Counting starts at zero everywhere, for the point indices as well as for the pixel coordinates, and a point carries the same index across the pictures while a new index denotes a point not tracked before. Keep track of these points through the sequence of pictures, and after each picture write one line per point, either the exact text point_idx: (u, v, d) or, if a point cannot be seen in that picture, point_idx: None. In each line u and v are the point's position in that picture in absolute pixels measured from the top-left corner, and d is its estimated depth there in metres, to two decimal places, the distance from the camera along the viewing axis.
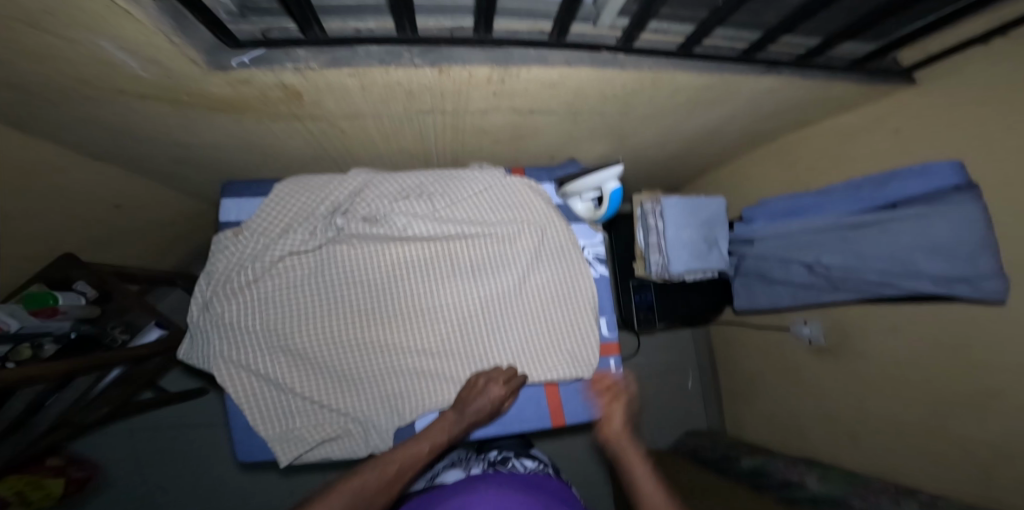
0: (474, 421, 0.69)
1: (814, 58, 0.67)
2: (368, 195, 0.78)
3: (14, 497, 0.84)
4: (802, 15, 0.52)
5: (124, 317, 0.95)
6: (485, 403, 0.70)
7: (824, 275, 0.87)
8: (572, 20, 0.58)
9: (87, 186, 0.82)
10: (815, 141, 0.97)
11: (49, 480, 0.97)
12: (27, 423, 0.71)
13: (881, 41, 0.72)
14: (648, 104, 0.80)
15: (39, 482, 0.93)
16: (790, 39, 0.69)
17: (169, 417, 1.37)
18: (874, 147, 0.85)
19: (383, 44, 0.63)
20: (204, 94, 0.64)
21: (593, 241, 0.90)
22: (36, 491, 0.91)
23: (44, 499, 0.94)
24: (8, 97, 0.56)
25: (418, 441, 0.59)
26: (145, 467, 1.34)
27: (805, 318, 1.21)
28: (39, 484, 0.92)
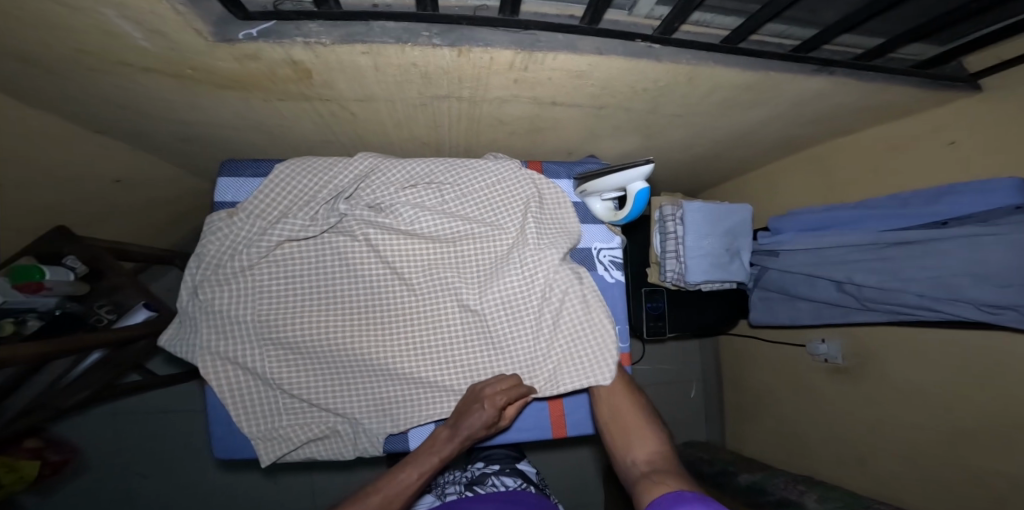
0: (470, 436, 0.63)
1: (872, 61, 0.62)
2: (374, 181, 0.72)
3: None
4: (872, 12, 0.47)
5: (114, 297, 0.88)
6: (483, 416, 0.64)
7: (855, 295, 0.83)
8: (608, 5, 0.52)
9: (86, 162, 0.78)
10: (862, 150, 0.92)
11: (24, 461, 0.93)
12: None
13: (945, 45, 0.68)
14: (680, 102, 0.75)
15: (13, 463, 0.89)
16: (850, 38, 0.63)
17: (156, 400, 1.33)
18: (927, 158, 0.80)
19: (400, 21, 0.58)
20: (208, 69, 0.60)
21: (609, 245, 0.85)
22: (9, 474, 0.88)
23: (18, 481, 0.90)
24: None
25: (401, 471, 0.58)
26: (134, 449, 1.31)
27: (823, 336, 1.16)
28: (13, 468, 0.89)
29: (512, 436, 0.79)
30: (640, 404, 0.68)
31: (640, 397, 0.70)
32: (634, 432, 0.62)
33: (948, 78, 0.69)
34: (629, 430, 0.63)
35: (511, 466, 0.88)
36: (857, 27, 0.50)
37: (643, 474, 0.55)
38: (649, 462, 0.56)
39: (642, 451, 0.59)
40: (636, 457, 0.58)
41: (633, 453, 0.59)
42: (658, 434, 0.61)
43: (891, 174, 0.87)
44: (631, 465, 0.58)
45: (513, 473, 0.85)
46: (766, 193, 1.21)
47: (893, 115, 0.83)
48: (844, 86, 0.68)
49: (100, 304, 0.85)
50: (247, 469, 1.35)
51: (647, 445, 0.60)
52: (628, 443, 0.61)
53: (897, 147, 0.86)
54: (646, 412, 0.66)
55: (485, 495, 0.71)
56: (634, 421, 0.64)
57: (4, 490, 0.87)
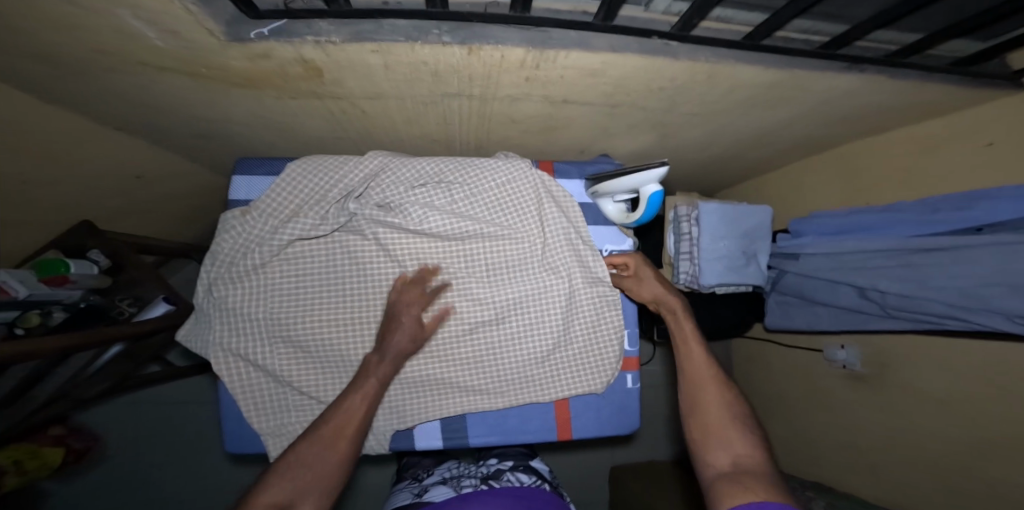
0: (401, 350, 0.65)
1: (907, 58, 0.59)
2: (384, 180, 0.72)
3: (10, 466, 0.86)
4: (908, 9, 0.44)
5: (135, 291, 0.91)
6: (407, 330, 0.67)
7: (878, 302, 0.79)
8: (624, 1, 0.50)
9: (111, 161, 0.80)
10: (891, 150, 0.88)
11: (48, 449, 0.99)
12: (22, 395, 0.69)
13: (991, 40, 0.63)
14: (697, 101, 0.72)
15: (37, 451, 0.95)
16: (883, 34, 0.60)
17: (171, 393, 1.39)
18: (962, 159, 0.76)
19: (410, 19, 0.58)
20: (224, 67, 0.61)
21: (621, 247, 0.82)
22: (34, 461, 0.93)
23: (42, 468, 0.97)
24: (28, 66, 0.54)
25: (351, 402, 0.58)
26: (153, 438, 1.37)
27: (841, 342, 1.13)
28: (37, 453, 0.95)
29: (519, 438, 0.78)
30: (728, 399, 0.66)
31: (728, 387, 0.68)
32: (719, 432, 0.62)
33: (991, 75, 0.65)
34: (711, 428, 0.63)
35: (524, 464, 0.93)
36: (890, 25, 0.47)
37: (723, 479, 0.56)
38: (731, 469, 0.57)
39: (725, 452, 0.60)
40: (715, 460, 0.60)
41: (714, 454, 0.61)
42: (747, 437, 0.61)
43: (922, 177, 0.83)
44: (709, 467, 0.60)
45: (527, 470, 0.90)
46: (786, 194, 1.17)
47: (925, 115, 0.79)
48: (875, 85, 0.65)
49: (122, 297, 0.88)
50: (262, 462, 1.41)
51: (733, 447, 0.60)
52: (709, 442, 0.62)
53: (930, 146, 0.81)
54: (734, 409, 0.65)
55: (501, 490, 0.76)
56: (717, 414, 0.64)
57: (31, 475, 0.93)
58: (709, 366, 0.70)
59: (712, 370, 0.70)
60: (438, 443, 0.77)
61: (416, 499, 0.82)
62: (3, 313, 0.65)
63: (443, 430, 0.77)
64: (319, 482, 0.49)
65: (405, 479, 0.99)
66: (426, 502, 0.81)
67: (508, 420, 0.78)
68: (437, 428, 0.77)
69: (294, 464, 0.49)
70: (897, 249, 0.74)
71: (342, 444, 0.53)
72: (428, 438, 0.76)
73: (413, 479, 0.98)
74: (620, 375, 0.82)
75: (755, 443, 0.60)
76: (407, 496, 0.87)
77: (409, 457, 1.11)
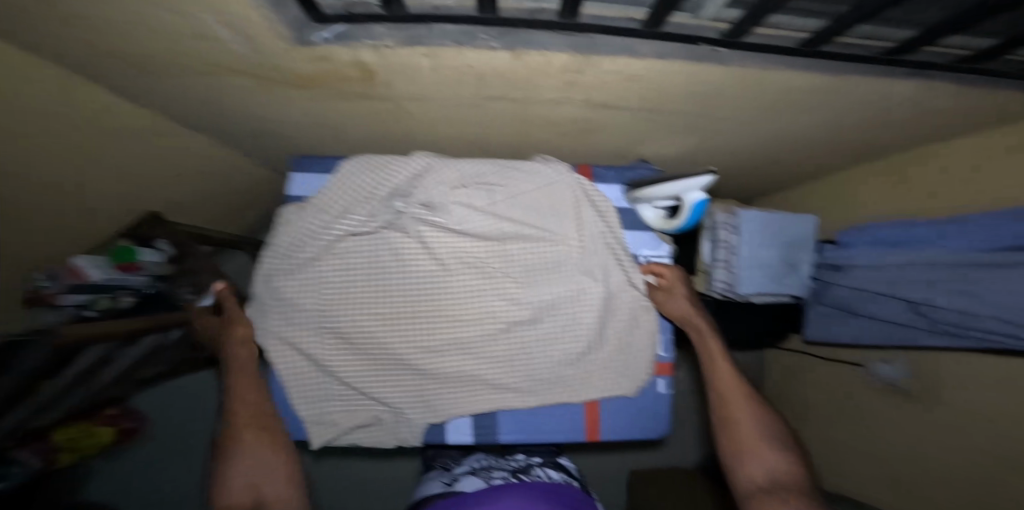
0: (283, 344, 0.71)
1: (975, 64, 0.55)
2: (428, 180, 0.75)
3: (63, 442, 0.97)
4: (983, 14, 0.42)
5: (196, 278, 0.99)
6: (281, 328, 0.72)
7: (930, 318, 0.75)
8: (673, 9, 0.51)
9: (179, 156, 0.88)
10: (949, 158, 0.84)
11: (102, 427, 1.12)
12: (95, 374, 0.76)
13: None
14: (741, 107, 0.72)
15: (91, 428, 1.07)
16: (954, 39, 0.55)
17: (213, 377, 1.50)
18: None
19: (460, 24, 0.60)
20: (289, 70, 0.65)
21: (658, 252, 0.82)
22: (88, 439, 1.06)
23: (95, 446, 1.09)
24: (124, 70, 0.60)
25: (242, 415, 0.66)
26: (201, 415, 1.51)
27: (884, 356, 1.05)
28: (90, 432, 1.07)
29: (547, 437, 0.79)
30: (760, 413, 0.69)
31: (759, 401, 0.71)
32: (752, 446, 0.66)
33: None
34: (744, 443, 0.67)
35: (552, 461, 0.96)
36: (964, 29, 0.45)
37: (760, 493, 0.61)
38: (768, 482, 0.62)
39: (760, 465, 0.64)
40: (749, 473, 0.64)
41: (748, 467, 0.65)
42: (781, 450, 0.65)
43: (984, 186, 0.78)
44: (744, 480, 0.64)
45: (556, 467, 0.92)
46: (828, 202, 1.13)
47: (990, 122, 0.74)
48: (939, 90, 0.62)
49: (183, 285, 0.96)
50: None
51: (768, 460, 0.64)
52: (743, 455, 0.66)
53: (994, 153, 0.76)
54: (766, 423, 0.68)
55: (532, 484, 0.78)
56: (749, 427, 0.68)
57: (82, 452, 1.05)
58: (739, 381, 0.72)
59: (742, 385, 0.72)
60: (468, 438, 0.79)
61: (448, 487, 0.84)
62: (77, 295, 0.74)
63: (474, 426, 0.79)
64: (256, 477, 0.62)
65: (435, 468, 1.02)
66: (458, 491, 0.83)
67: (538, 420, 0.80)
68: (468, 424, 0.79)
69: (242, 476, 0.62)
70: (952, 264, 0.72)
71: (270, 448, 0.65)
72: (458, 433, 0.78)
73: (444, 467, 1.00)
74: (652, 379, 0.82)
75: (788, 456, 0.65)
76: (437, 484, 0.91)
77: (437, 447, 1.14)
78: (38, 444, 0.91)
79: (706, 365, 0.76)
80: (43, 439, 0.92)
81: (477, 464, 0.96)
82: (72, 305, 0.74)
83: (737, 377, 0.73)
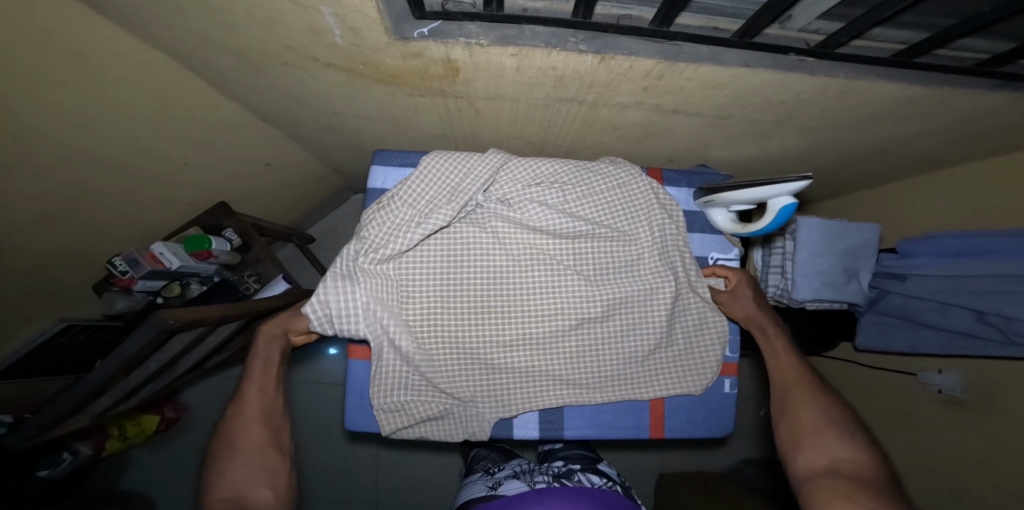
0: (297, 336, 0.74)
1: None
2: (504, 178, 0.77)
3: (115, 431, 1.07)
4: None
5: (258, 268, 1.01)
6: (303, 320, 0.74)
7: (1000, 328, 0.80)
8: (771, 21, 0.52)
9: (244, 147, 0.87)
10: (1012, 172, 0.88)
11: (148, 416, 1.19)
12: (176, 363, 0.81)
13: None
14: (818, 114, 0.74)
15: (138, 420, 1.16)
16: None
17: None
18: None
19: (551, 25, 0.59)
20: (378, 66, 0.65)
21: (726, 255, 0.84)
22: (134, 426, 1.13)
23: (139, 434, 1.15)
24: (232, 61, 0.61)
25: (248, 417, 0.65)
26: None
27: (938, 367, 1.12)
28: (135, 421, 1.14)
29: (611, 433, 0.79)
30: (822, 403, 0.66)
31: (823, 391, 0.67)
32: (811, 436, 0.63)
33: None
34: (803, 433, 0.64)
35: (593, 467, 0.91)
36: None
37: (818, 479, 0.59)
38: (827, 470, 0.59)
39: (820, 455, 0.61)
40: (808, 461, 0.62)
41: (806, 456, 0.62)
42: (846, 439, 0.61)
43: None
44: (802, 467, 0.62)
45: (598, 472, 0.87)
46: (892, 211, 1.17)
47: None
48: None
49: (248, 274, 0.99)
50: (365, 441, 1.60)
51: (829, 451, 0.61)
52: (802, 445, 0.63)
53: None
54: (831, 413, 0.65)
55: (575, 488, 0.73)
56: (809, 418, 0.65)
57: (129, 440, 1.12)
58: (801, 374, 0.70)
59: (803, 376, 0.70)
60: (534, 433, 0.79)
61: (490, 491, 0.80)
62: (154, 281, 0.80)
63: (541, 421, 0.79)
64: (250, 488, 0.59)
65: (476, 471, 0.99)
66: (500, 496, 0.79)
67: (604, 416, 0.80)
68: (535, 419, 0.79)
69: (232, 477, 0.59)
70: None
71: (269, 455, 0.63)
72: (526, 427, 0.79)
73: (485, 471, 0.97)
74: (718, 379, 0.83)
75: (851, 447, 0.61)
76: (477, 487, 0.86)
77: (477, 449, 1.12)
78: (92, 434, 1.02)
79: (767, 358, 0.75)
80: (98, 430, 1.03)
81: (513, 468, 0.91)
82: (147, 290, 0.80)
83: (798, 370, 0.71)
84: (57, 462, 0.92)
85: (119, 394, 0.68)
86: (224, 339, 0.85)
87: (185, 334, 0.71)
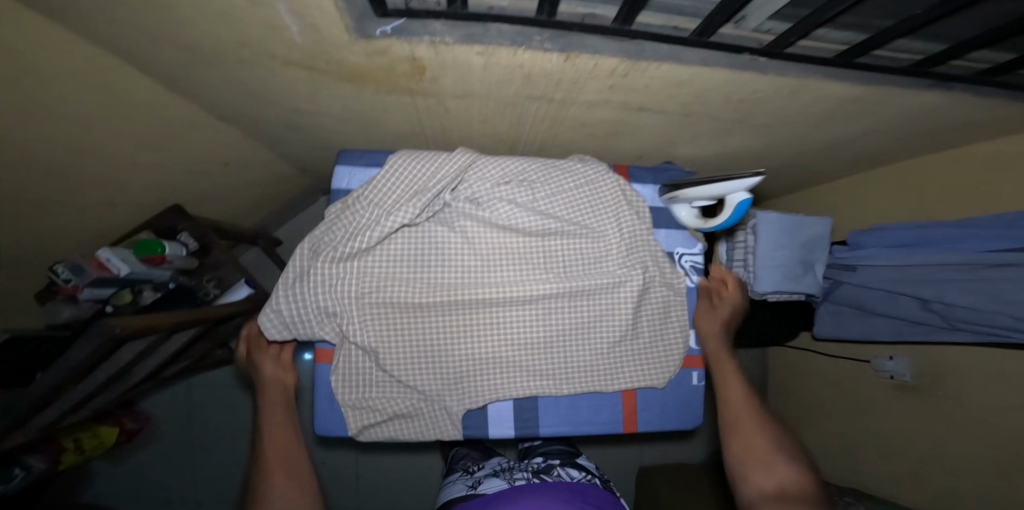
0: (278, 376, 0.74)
1: (998, 75, 0.61)
2: (473, 176, 0.76)
3: (70, 443, 0.99)
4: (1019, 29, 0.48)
5: (218, 273, 0.99)
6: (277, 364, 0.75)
7: (942, 314, 0.85)
8: (726, 19, 0.52)
9: (202, 147, 0.83)
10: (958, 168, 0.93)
11: (105, 429, 1.14)
12: (129, 372, 0.78)
13: None
14: (774, 113, 0.77)
15: (95, 432, 1.10)
16: (977, 54, 0.63)
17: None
18: None
19: (516, 24, 0.59)
20: (341, 64, 0.63)
21: (691, 250, 0.86)
22: (92, 440, 1.07)
23: (98, 447, 1.09)
24: (182, 58, 0.58)
25: (266, 457, 0.65)
26: (209, 414, 1.56)
27: (890, 354, 1.20)
28: (93, 434, 1.08)
29: (587, 429, 0.80)
30: (769, 426, 0.67)
31: (768, 416, 0.69)
32: (762, 459, 0.63)
33: None
34: (753, 455, 0.64)
35: (572, 461, 0.91)
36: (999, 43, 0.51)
37: (769, 504, 0.58)
38: (777, 496, 0.59)
39: (770, 478, 0.61)
40: (758, 484, 0.61)
41: (757, 480, 0.61)
42: (793, 464, 0.62)
43: (991, 192, 0.88)
44: (752, 491, 0.61)
45: (577, 466, 0.87)
46: (848, 206, 1.23)
47: (1001, 129, 0.82)
48: (958, 100, 0.69)
49: (207, 279, 0.96)
50: (343, 448, 1.57)
51: (779, 475, 0.61)
52: (753, 468, 0.63)
53: (1003, 164, 0.86)
54: (777, 437, 0.66)
55: (555, 485, 0.72)
56: (759, 440, 0.65)
57: (87, 453, 1.06)
58: (748, 397, 0.71)
59: (750, 399, 0.71)
60: (509, 432, 0.79)
61: (469, 490, 0.79)
62: (101, 289, 0.76)
63: (516, 419, 0.79)
64: None
65: (456, 471, 0.98)
66: (480, 495, 0.78)
67: (578, 412, 0.80)
68: (508, 417, 0.79)
69: None
70: (968, 263, 0.80)
71: (291, 487, 0.62)
72: (501, 426, 0.79)
73: (465, 470, 0.96)
74: (686, 372, 0.85)
75: (795, 467, 0.62)
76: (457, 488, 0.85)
77: (457, 449, 1.11)
78: (47, 448, 0.93)
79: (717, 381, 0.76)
80: (52, 443, 0.95)
81: (493, 466, 0.91)
82: (93, 298, 0.76)
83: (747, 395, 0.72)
84: (10, 478, 0.83)
85: (68, 404, 0.64)
86: (183, 345, 0.82)
87: (137, 342, 0.69)
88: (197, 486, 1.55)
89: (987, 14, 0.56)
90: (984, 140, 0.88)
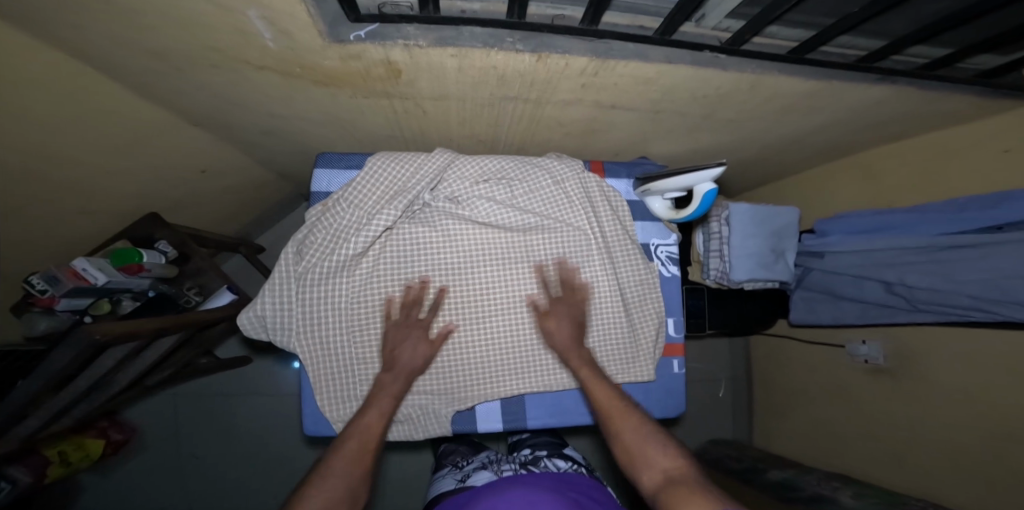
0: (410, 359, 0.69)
1: (937, 69, 0.66)
2: (451, 176, 0.78)
3: (54, 457, 0.97)
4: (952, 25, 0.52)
5: (198, 280, 0.99)
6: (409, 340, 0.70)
7: (905, 296, 0.90)
8: (685, 19, 0.55)
9: (179, 154, 0.83)
10: (916, 157, 0.99)
11: (89, 440, 1.12)
12: (108, 378, 0.77)
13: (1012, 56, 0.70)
14: (738, 108, 0.80)
15: (79, 443, 1.08)
16: (917, 49, 0.68)
17: (244, 388, 1.56)
18: (982, 162, 0.86)
19: (487, 26, 0.60)
20: (315, 68, 0.64)
21: (665, 240, 0.89)
22: (76, 452, 1.05)
23: (83, 459, 1.08)
24: (151, 64, 0.58)
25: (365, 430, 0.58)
26: (197, 427, 1.53)
27: (863, 337, 1.26)
28: (77, 447, 1.06)
29: (574, 421, 0.81)
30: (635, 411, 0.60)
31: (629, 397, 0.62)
32: (638, 448, 0.55)
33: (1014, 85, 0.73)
34: (632, 452, 0.55)
35: (559, 452, 0.93)
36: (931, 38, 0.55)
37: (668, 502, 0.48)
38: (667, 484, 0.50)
39: (656, 465, 0.52)
40: (652, 476, 0.52)
41: (650, 471, 0.53)
42: (663, 442, 0.55)
43: (943, 179, 0.94)
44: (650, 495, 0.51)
45: (564, 457, 0.89)
46: (816, 196, 1.27)
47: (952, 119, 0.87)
48: (905, 93, 0.74)
49: (189, 285, 0.96)
50: None
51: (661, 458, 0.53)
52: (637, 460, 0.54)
53: (953, 152, 0.91)
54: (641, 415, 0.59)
55: (541, 474, 0.74)
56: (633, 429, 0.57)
57: (72, 467, 1.04)
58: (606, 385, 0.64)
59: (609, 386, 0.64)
60: (497, 426, 0.80)
61: (459, 483, 0.80)
62: (79, 299, 0.74)
63: (503, 412, 0.80)
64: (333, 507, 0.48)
65: (445, 466, 0.99)
66: (468, 487, 0.79)
67: (564, 405, 0.81)
68: (496, 411, 0.80)
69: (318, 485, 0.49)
70: (926, 246, 0.84)
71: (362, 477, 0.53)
72: (488, 420, 0.80)
73: (453, 465, 0.96)
74: (666, 360, 0.87)
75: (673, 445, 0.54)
76: (444, 483, 0.86)
77: (444, 445, 1.11)
78: (29, 459, 0.90)
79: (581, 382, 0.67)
80: (34, 455, 0.92)
81: (480, 460, 0.92)
82: (71, 310, 0.74)
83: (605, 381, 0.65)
84: None
85: (50, 414, 0.61)
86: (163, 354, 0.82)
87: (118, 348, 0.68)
88: (186, 500, 1.52)
89: (928, 10, 0.60)
90: (936, 130, 0.93)
